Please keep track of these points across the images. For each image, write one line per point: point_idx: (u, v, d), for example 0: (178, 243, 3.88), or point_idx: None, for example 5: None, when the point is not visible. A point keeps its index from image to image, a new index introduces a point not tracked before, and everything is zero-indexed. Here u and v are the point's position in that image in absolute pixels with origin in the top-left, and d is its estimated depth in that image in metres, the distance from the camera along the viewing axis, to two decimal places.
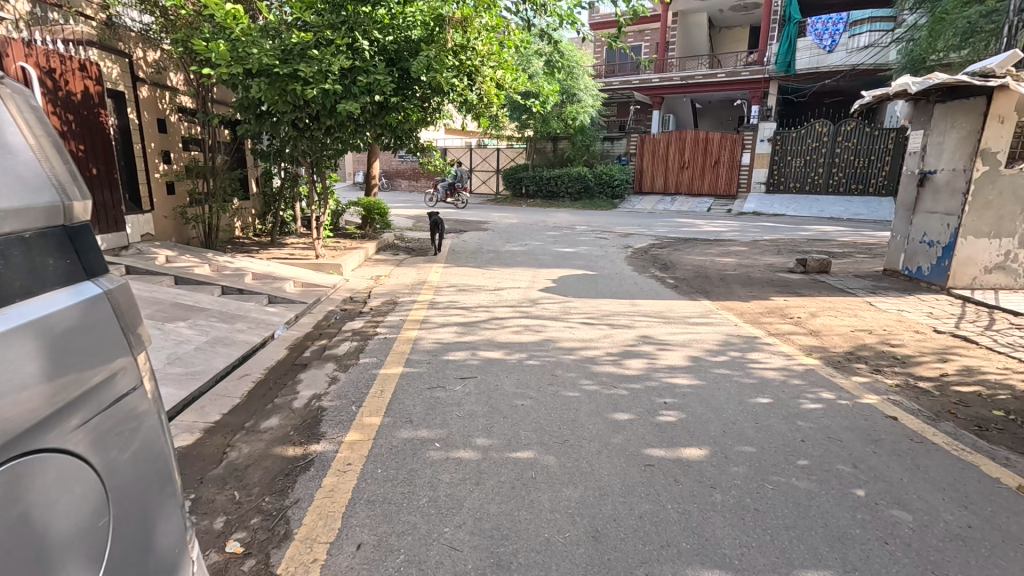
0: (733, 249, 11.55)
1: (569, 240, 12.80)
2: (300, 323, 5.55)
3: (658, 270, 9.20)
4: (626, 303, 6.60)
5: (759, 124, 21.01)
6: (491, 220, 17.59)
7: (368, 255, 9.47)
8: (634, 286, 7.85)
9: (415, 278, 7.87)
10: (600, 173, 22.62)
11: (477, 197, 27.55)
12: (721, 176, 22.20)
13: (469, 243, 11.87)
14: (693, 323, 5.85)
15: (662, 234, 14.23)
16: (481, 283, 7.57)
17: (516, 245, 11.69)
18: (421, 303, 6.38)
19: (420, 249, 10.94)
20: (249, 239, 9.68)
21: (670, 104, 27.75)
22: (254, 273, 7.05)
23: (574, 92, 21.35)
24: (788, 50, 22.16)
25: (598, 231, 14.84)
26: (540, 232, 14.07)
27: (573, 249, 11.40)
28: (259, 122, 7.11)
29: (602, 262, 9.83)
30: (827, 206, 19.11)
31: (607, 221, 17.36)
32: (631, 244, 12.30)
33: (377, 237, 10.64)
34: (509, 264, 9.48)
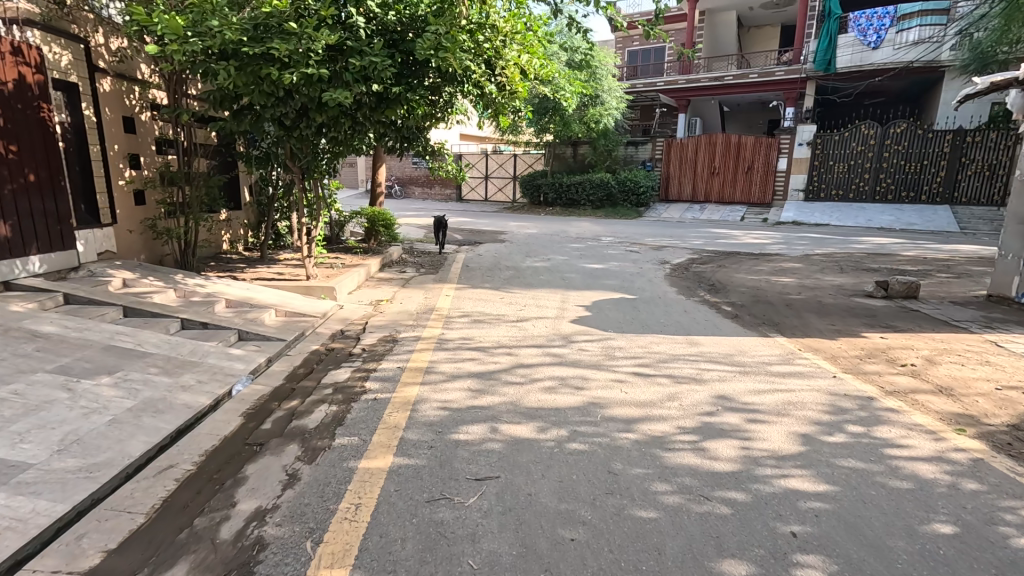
0: (787, 266, 10.11)
1: (596, 253, 11.46)
2: (269, 374, 4.30)
3: (708, 293, 7.84)
4: (683, 343, 5.23)
5: (797, 127, 19.49)
6: (509, 230, 16.36)
7: (370, 273, 8.27)
8: (684, 315, 6.48)
9: (422, 304, 6.63)
10: (624, 179, 21.24)
11: (493, 204, 26.36)
12: (755, 182, 20.73)
13: (485, 257, 10.64)
14: (778, 374, 4.47)
15: (699, 247, 12.82)
16: (500, 312, 6.28)
17: (538, 260, 10.41)
18: (426, 342, 5.12)
19: (431, 264, 9.73)
20: (237, 255, 8.58)
21: (697, 108, 26.30)
22: (227, 299, 5.88)
23: (598, 93, 20.09)
24: (827, 46, 20.55)
25: (627, 242, 13.50)
26: (563, 245, 12.77)
27: (603, 265, 10.08)
28: (238, 119, 6.00)
29: (640, 282, 8.49)
30: (875, 215, 17.51)
31: (634, 231, 16.01)
32: (667, 260, 10.92)
33: (381, 251, 9.42)
34: (531, 284, 8.21)
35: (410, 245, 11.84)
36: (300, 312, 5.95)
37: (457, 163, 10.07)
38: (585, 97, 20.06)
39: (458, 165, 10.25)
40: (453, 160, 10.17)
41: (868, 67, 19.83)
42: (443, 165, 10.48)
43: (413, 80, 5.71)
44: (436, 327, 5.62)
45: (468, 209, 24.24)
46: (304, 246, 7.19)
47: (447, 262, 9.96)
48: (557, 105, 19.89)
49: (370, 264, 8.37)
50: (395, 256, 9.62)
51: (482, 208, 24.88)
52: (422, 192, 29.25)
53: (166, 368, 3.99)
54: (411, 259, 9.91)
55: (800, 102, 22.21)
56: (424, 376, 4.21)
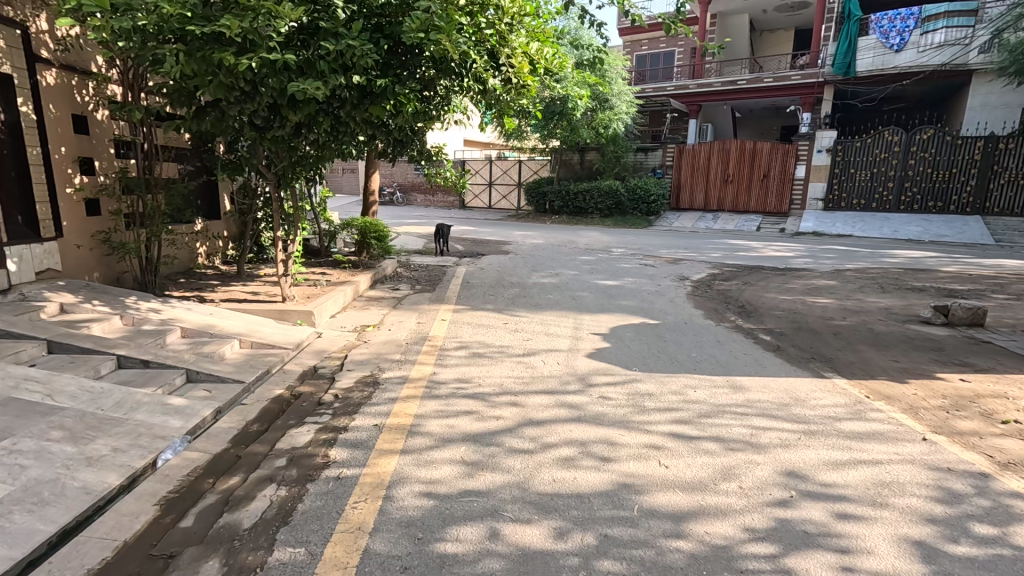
0: (820, 284, 9.16)
1: (609, 267, 10.60)
2: (211, 434, 3.40)
3: (739, 317, 6.93)
4: (726, 389, 4.29)
5: (817, 133, 18.61)
6: (514, 240, 15.51)
7: (358, 292, 7.41)
8: (718, 346, 5.55)
9: (413, 332, 5.73)
10: (634, 187, 20.38)
11: (497, 212, 25.56)
12: (771, 190, 19.83)
13: (487, 272, 9.78)
14: (854, 437, 3.54)
15: (717, 260, 11.90)
16: (504, 342, 5.38)
17: (544, 275, 9.53)
18: (414, 386, 4.21)
19: (428, 280, 8.87)
20: (212, 270, 7.78)
21: (709, 113, 25.46)
22: (184, 328, 5.01)
23: (606, 97, 19.28)
24: (847, 49, 19.70)
25: (639, 255, 12.60)
26: (572, 258, 11.86)
27: (617, 282, 9.18)
28: (199, 118, 5.19)
29: (660, 302, 7.58)
30: (901, 225, 16.56)
31: (646, 242, 15.12)
32: (686, 275, 10.01)
33: (372, 266, 8.55)
34: (539, 304, 7.31)
35: (408, 257, 10.97)
36: (270, 344, 5.07)
37: (460, 168, 9.20)
38: (593, 101, 19.25)
39: (461, 168, 9.35)
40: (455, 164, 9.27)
41: (891, 71, 18.90)
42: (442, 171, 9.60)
43: (401, 71, 4.93)
44: (427, 363, 4.72)
45: (471, 217, 23.46)
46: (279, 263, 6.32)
47: (446, 278, 9.07)
48: (564, 110, 19.08)
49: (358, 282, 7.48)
50: (388, 272, 8.72)
51: (486, 216, 24.09)
52: (424, 199, 28.49)
53: (75, 430, 3.11)
54: (407, 275, 9.02)
55: (818, 107, 21.34)
56: (406, 441, 3.30)
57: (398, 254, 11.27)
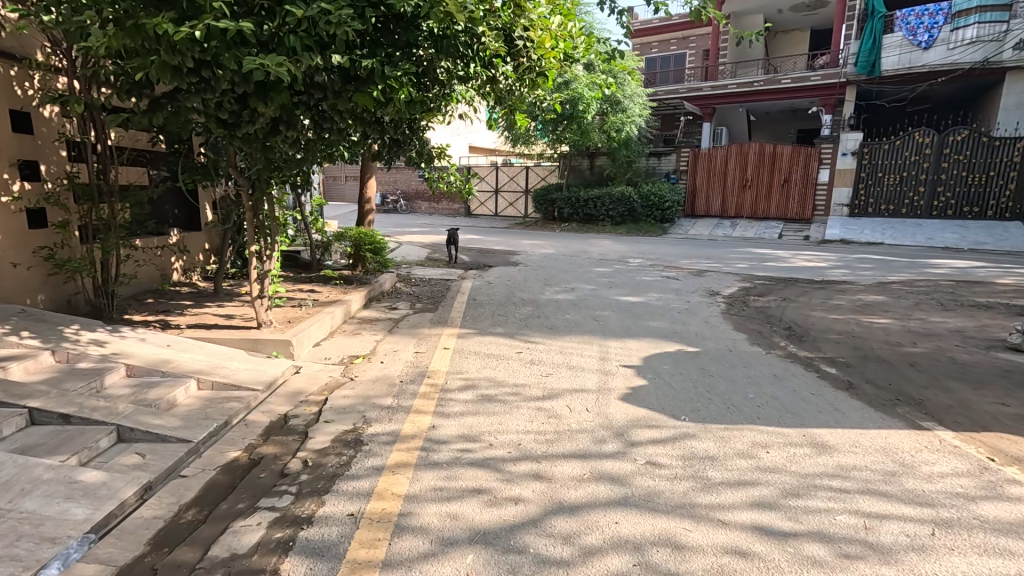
0: (868, 300, 8.18)
1: (629, 281, 9.68)
2: (127, 529, 2.50)
3: (790, 342, 5.97)
4: (808, 452, 3.33)
5: (841, 135, 17.67)
6: (522, 249, 14.62)
7: (349, 313, 6.52)
8: (777, 382, 4.59)
9: (410, 365, 4.82)
10: (647, 193, 19.48)
11: (503, 220, 24.69)
12: (792, 196, 18.87)
13: (496, 286, 8.88)
14: (1005, 531, 2.57)
15: (745, 272, 10.95)
16: (519, 380, 4.45)
17: (559, 290, 8.62)
18: (407, 446, 3.28)
19: (430, 297, 7.97)
20: (187, 289, 6.95)
21: (723, 116, 24.56)
22: (130, 365, 4.12)
23: (618, 99, 18.42)
24: (871, 48, 18.72)
25: (659, 266, 11.67)
26: (587, 269, 10.96)
27: (641, 297, 8.25)
28: (153, 112, 4.35)
29: (694, 324, 6.65)
30: (935, 232, 15.53)
31: (663, 251, 14.20)
32: (715, 289, 9.06)
33: (368, 282, 7.68)
34: (555, 326, 6.39)
35: (409, 271, 10.06)
36: (234, 385, 4.15)
37: (466, 173, 8.27)
38: (604, 103, 18.40)
39: (467, 173, 8.41)
40: (460, 169, 8.34)
41: (919, 69, 17.92)
42: (447, 178, 8.74)
43: (392, 52, 4.09)
44: (425, 412, 3.79)
45: (477, 225, 22.67)
46: (254, 284, 5.34)
47: (450, 295, 8.16)
48: (574, 112, 18.22)
49: (349, 302, 6.55)
50: (384, 289, 7.81)
51: (492, 224, 23.22)
52: (428, 207, 27.69)
53: None
54: (407, 292, 8.11)
55: (839, 109, 20.44)
56: (389, 547, 2.36)
57: (398, 267, 10.36)
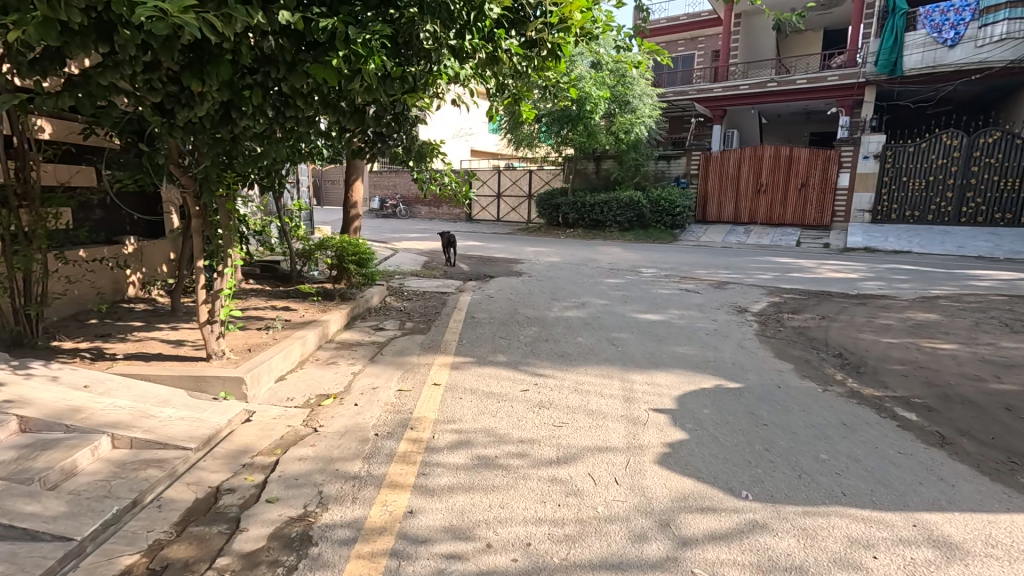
0: (918, 318, 7.24)
1: (645, 294, 8.74)
2: None
3: (846, 374, 5.03)
4: (932, 558, 2.38)
5: (863, 137, 16.75)
6: (526, 257, 13.72)
7: (326, 336, 5.59)
8: (849, 435, 3.66)
9: (391, 410, 3.89)
10: (657, 198, 18.57)
11: (506, 225, 23.80)
12: (810, 201, 17.93)
13: (497, 301, 7.95)
14: None
15: (770, 284, 10.00)
16: (526, 434, 3.52)
17: (568, 306, 7.69)
18: (371, 551, 2.34)
19: (423, 315, 7.06)
20: (142, 306, 6.06)
21: (734, 118, 23.76)
22: (26, 418, 3.19)
23: (627, 99, 17.54)
24: (892, 46, 17.81)
25: (675, 277, 10.73)
26: (597, 281, 10.02)
27: (662, 315, 7.31)
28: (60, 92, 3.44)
29: (728, 350, 5.70)
30: (966, 240, 14.58)
31: (677, 260, 13.26)
32: (742, 305, 8.12)
33: (352, 298, 6.79)
34: (567, 351, 5.45)
35: (401, 282, 9.14)
36: (159, 444, 3.21)
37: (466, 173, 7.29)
38: (612, 103, 17.49)
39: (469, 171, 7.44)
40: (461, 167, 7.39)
41: (943, 69, 17.06)
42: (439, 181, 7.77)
43: (364, 13, 3.30)
44: (403, 487, 2.85)
45: (478, 231, 21.78)
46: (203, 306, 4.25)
47: (445, 312, 7.24)
48: (581, 113, 17.33)
49: (325, 324, 5.62)
50: (369, 305, 6.90)
51: (494, 229, 22.33)
52: (429, 211, 26.84)
53: None
54: (396, 310, 7.21)
55: (857, 110, 19.66)
56: None
57: (389, 278, 9.43)
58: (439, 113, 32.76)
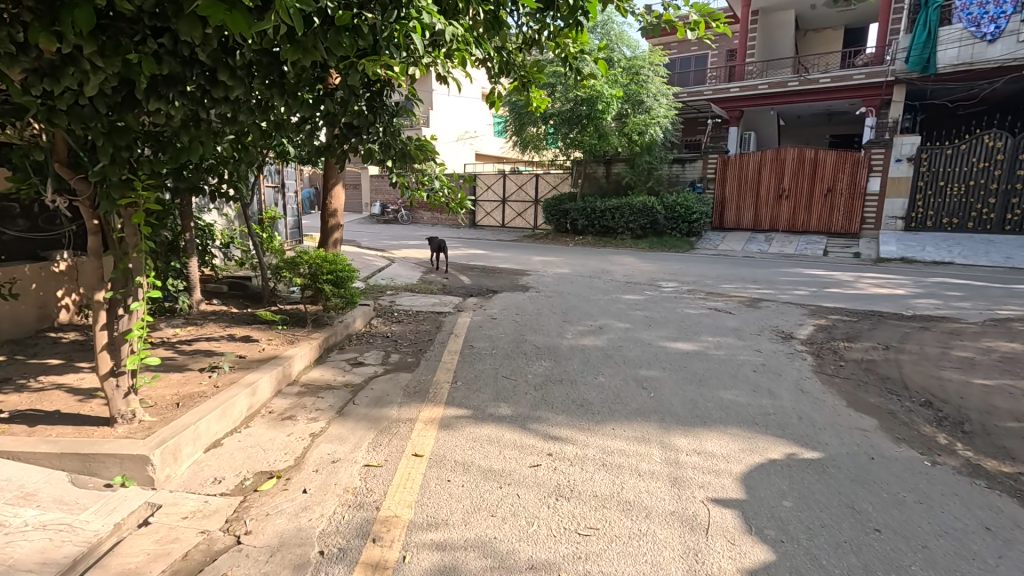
0: (1002, 348, 6.08)
1: (672, 316, 7.62)
2: None
3: (951, 434, 3.89)
4: None
5: (895, 138, 15.68)
6: (533, 268, 12.67)
7: (287, 376, 4.53)
8: (1004, 551, 2.54)
9: (352, 504, 2.80)
10: (672, 204, 17.45)
11: (511, 232, 22.80)
12: (837, 206, 16.75)
13: (501, 325, 6.85)
14: None
15: (810, 302, 8.86)
16: (539, 554, 2.42)
17: (584, 332, 6.59)
18: None
19: (414, 343, 6.01)
20: (71, 335, 5.03)
21: (751, 121, 22.72)
22: None
23: (641, 98, 16.45)
24: (925, 41, 16.69)
25: (700, 294, 9.58)
26: (614, 298, 8.92)
27: (696, 343, 6.18)
28: None
29: (789, 395, 4.58)
30: (1013, 249, 13.37)
31: (698, 271, 12.16)
32: (786, 330, 6.99)
33: (329, 325, 5.75)
34: (587, 399, 4.36)
35: (390, 300, 8.07)
36: None
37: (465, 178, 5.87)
38: (624, 101, 16.41)
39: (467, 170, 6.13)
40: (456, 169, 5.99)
41: (982, 65, 15.92)
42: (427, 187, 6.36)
43: None
44: None
45: (482, 238, 20.72)
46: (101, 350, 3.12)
47: (442, 339, 6.16)
48: (591, 113, 16.25)
49: (286, 362, 4.56)
50: (343, 332, 5.82)
51: (499, 236, 21.34)
52: (431, 217, 25.91)
53: None
54: (381, 339, 6.14)
55: (884, 111, 18.69)
56: None
57: (378, 296, 8.37)
58: (442, 115, 31.84)
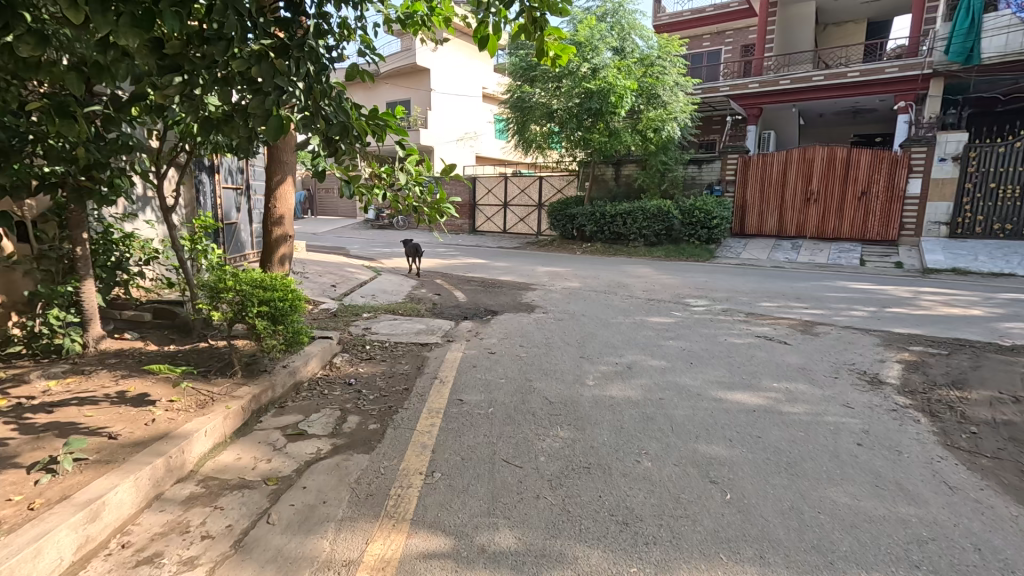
0: None
1: (715, 350, 6.09)
2: None
3: None
4: None
5: (938, 136, 14.20)
6: (539, 281, 11.18)
7: (176, 464, 3.00)
8: None
9: None
10: (690, 208, 15.96)
11: (513, 238, 21.32)
12: (871, 212, 15.24)
13: (504, 366, 5.30)
14: None
15: (875, 326, 7.34)
16: None
17: (610, 375, 5.07)
18: None
19: (387, 395, 4.52)
20: None
21: (770, 119, 21.23)
22: None
23: (656, 92, 14.97)
24: (968, 29, 15.29)
25: (739, 316, 8.04)
26: (638, 323, 7.38)
27: (760, 394, 4.65)
28: None
29: (935, 497, 3.02)
30: None
31: (727, 285, 10.66)
32: (867, 369, 5.48)
33: (266, 374, 4.24)
34: (635, 511, 2.82)
35: (366, 329, 6.53)
36: None
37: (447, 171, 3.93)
38: (638, 96, 14.96)
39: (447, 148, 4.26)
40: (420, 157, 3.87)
41: None
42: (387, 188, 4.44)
43: None
44: None
45: (481, 245, 19.23)
46: None
47: (423, 390, 4.63)
48: (601, 108, 14.81)
49: (175, 447, 3.02)
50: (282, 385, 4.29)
51: (499, 243, 19.88)
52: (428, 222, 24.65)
53: None
54: (341, 390, 4.61)
55: (919, 107, 17.22)
56: None
57: (351, 322, 6.82)
58: (440, 115, 30.47)
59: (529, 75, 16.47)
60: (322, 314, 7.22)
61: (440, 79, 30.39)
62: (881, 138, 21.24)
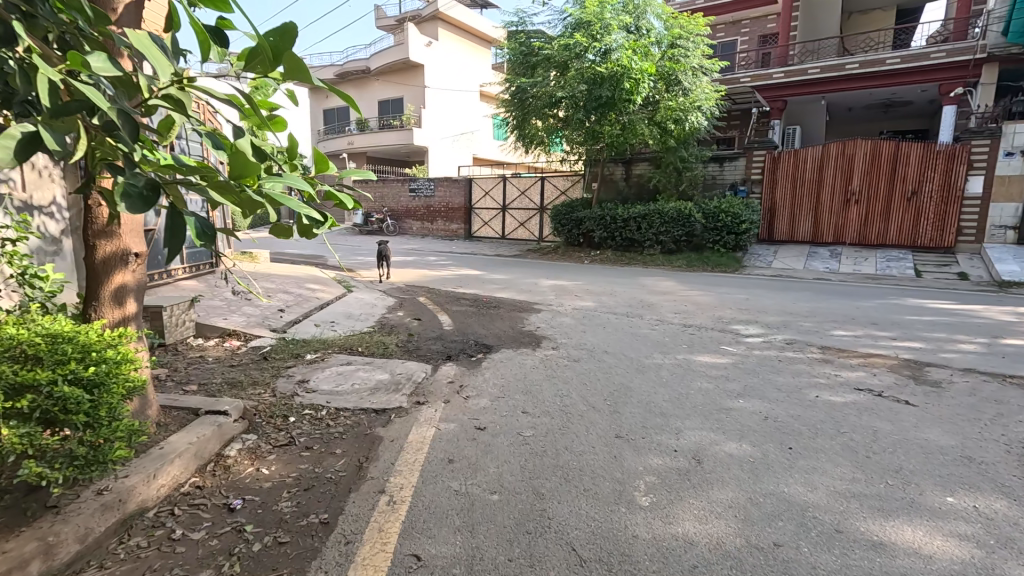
0: None
1: (815, 417, 4.11)
2: None
3: None
4: None
5: (1004, 127, 12.39)
6: (543, 299, 9.27)
7: None
8: None
9: None
10: (715, 210, 13.96)
11: (512, 244, 19.39)
12: (923, 215, 13.35)
13: (500, 461, 3.31)
14: None
15: (1005, 367, 5.46)
16: None
17: (675, 482, 3.10)
18: None
19: (291, 537, 2.55)
20: None
21: (794, 113, 19.33)
22: None
23: (677, 78, 13.07)
24: None
25: (814, 352, 6.05)
26: (685, 367, 5.39)
27: (947, 530, 2.67)
28: None
29: None
30: None
31: (775, 303, 8.73)
32: None
33: (40, 528, 2.21)
34: None
35: (302, 384, 4.55)
36: None
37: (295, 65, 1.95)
38: (656, 80, 12.95)
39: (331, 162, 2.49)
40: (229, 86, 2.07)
41: None
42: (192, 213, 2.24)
43: None
44: None
45: (477, 252, 17.28)
46: None
47: (353, 530, 2.62)
48: (614, 96, 12.85)
49: None
50: (82, 532, 2.29)
51: (497, 250, 17.97)
52: (421, 228, 22.88)
53: None
54: (210, 527, 2.60)
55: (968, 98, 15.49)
56: None
57: (283, 372, 4.83)
58: (434, 114, 28.55)
59: (530, 62, 14.54)
60: (249, 358, 5.23)
61: (433, 75, 28.54)
62: (914, 135, 19.50)
